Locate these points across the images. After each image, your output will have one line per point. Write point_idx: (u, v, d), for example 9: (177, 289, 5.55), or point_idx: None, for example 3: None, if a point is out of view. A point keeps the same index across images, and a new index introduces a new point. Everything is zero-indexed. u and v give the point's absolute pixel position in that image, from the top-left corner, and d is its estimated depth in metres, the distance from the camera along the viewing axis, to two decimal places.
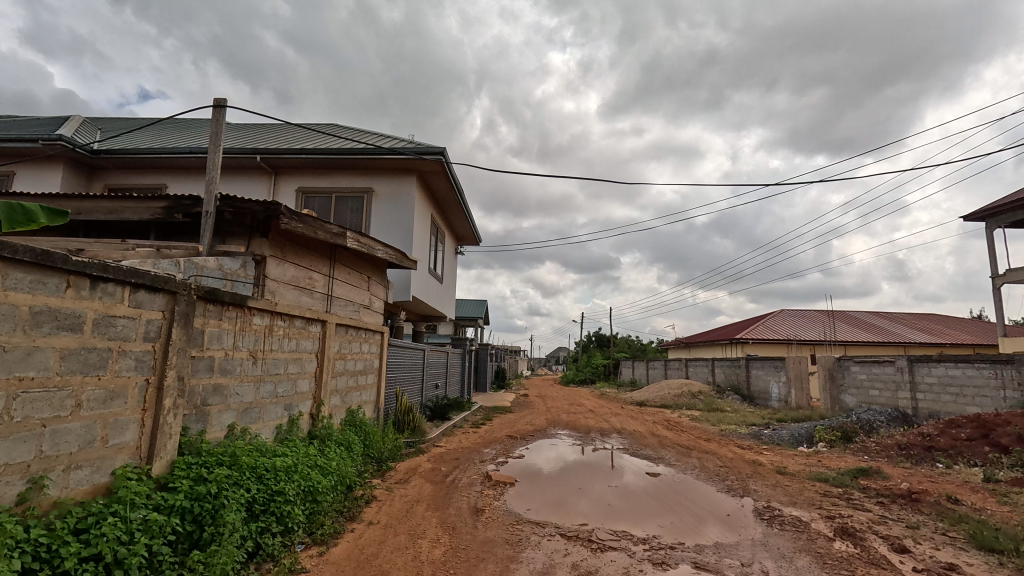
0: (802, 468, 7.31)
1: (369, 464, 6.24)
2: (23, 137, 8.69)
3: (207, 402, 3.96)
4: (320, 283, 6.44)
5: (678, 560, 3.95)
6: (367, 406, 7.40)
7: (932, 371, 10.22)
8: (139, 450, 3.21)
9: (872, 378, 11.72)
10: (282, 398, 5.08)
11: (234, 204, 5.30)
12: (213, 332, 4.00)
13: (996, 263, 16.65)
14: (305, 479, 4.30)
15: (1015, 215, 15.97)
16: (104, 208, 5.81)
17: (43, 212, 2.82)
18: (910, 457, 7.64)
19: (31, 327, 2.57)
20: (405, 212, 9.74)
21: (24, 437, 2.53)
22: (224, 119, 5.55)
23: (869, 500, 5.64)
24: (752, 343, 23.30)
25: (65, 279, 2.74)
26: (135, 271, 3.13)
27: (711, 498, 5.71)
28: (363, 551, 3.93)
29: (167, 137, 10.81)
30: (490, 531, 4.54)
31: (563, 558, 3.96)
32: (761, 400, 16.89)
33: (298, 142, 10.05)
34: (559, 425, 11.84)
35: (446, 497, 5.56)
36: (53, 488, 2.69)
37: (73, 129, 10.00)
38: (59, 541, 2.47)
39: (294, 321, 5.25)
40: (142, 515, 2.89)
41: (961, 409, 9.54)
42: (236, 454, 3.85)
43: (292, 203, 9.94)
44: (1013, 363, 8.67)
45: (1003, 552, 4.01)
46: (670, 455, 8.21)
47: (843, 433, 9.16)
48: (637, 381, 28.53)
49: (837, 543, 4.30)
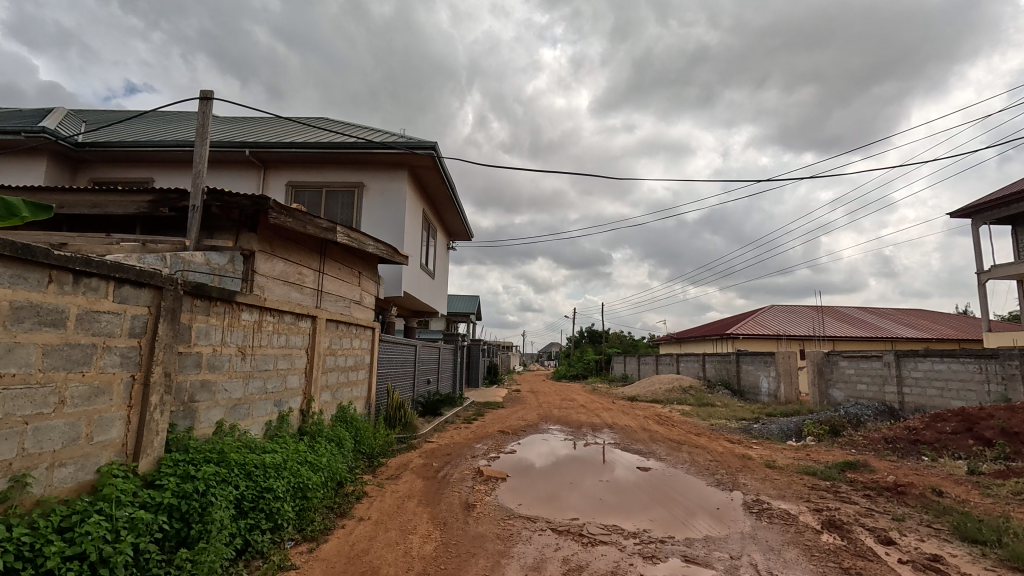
0: (791, 462, 7.38)
1: (360, 460, 6.22)
2: (3, 129, 8.48)
3: (194, 398, 3.91)
4: (310, 279, 6.39)
5: (667, 554, 3.97)
6: (358, 402, 7.38)
7: (918, 365, 10.35)
8: (124, 447, 3.16)
9: (859, 373, 11.85)
10: (272, 394, 5.04)
11: (222, 199, 5.24)
12: (200, 328, 3.95)
13: (980, 259, 16.91)
14: (295, 475, 4.27)
15: (998, 212, 16.21)
16: (88, 202, 5.70)
17: (26, 206, 2.77)
18: (897, 451, 7.77)
19: (11, 323, 2.51)
20: (395, 206, 9.66)
21: (6, 435, 2.48)
22: (211, 112, 5.46)
23: (856, 493, 5.72)
24: (743, 339, 23.46)
25: (46, 273, 2.68)
26: (119, 266, 3.08)
27: (701, 492, 5.76)
28: (354, 548, 3.91)
29: (152, 130, 10.60)
30: (481, 526, 4.54)
31: (554, 552, 3.97)
32: (751, 394, 17.05)
33: (287, 135, 9.93)
34: (551, 420, 11.85)
35: (437, 493, 5.54)
36: (36, 486, 2.65)
37: (57, 121, 9.80)
38: (42, 540, 2.42)
39: (283, 316, 5.20)
40: (128, 513, 2.85)
41: (946, 403, 9.69)
42: (225, 451, 3.80)
43: (282, 197, 9.84)
44: (997, 358, 8.82)
45: (985, 543, 4.09)
46: (660, 450, 8.26)
47: (831, 428, 9.28)
48: (629, 377, 28.64)
49: (824, 535, 4.35)
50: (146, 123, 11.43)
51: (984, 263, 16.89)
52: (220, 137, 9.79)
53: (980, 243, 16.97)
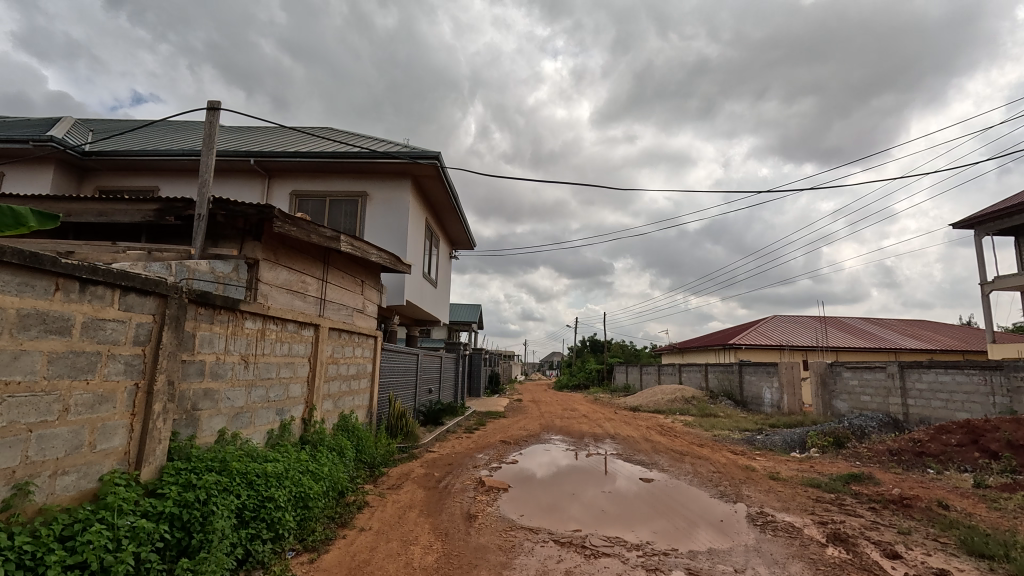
0: (795, 473, 7.33)
1: (361, 470, 6.20)
2: (13, 138, 8.59)
3: (197, 406, 3.92)
4: (313, 287, 6.42)
5: (671, 566, 3.94)
6: (360, 410, 7.35)
7: (922, 377, 10.29)
8: (126, 455, 3.16)
9: (863, 384, 11.80)
10: (274, 403, 5.03)
11: (227, 207, 5.27)
12: (205, 336, 3.96)
13: (983, 271, 16.87)
14: (296, 485, 4.25)
15: (1001, 224, 16.19)
16: (94, 211, 5.75)
17: (32, 215, 2.78)
18: (901, 463, 7.71)
19: (18, 331, 2.53)
20: (398, 215, 9.72)
21: (9, 443, 2.49)
22: (218, 122, 5.51)
23: (861, 506, 5.67)
24: (745, 349, 23.38)
25: (53, 281, 2.70)
26: (125, 274, 3.09)
27: (703, 503, 5.72)
28: (355, 558, 3.89)
29: (159, 139, 10.70)
30: (483, 537, 4.51)
31: (556, 564, 3.94)
32: (753, 405, 16.97)
33: (292, 145, 10.01)
34: (553, 430, 11.80)
35: (439, 503, 5.51)
36: (38, 494, 2.64)
37: (65, 130, 9.91)
38: (43, 549, 2.41)
39: (286, 325, 5.22)
40: (130, 522, 2.86)
41: (951, 414, 9.63)
42: (226, 460, 3.80)
43: (285, 206, 9.90)
44: (1002, 370, 8.77)
45: (993, 558, 4.03)
46: (662, 460, 8.22)
47: (835, 439, 9.22)
48: (631, 386, 28.58)
49: (829, 548, 4.31)
50: (153, 132, 11.59)
51: (987, 274, 16.85)
52: (225, 146, 9.88)
53: (983, 254, 16.93)
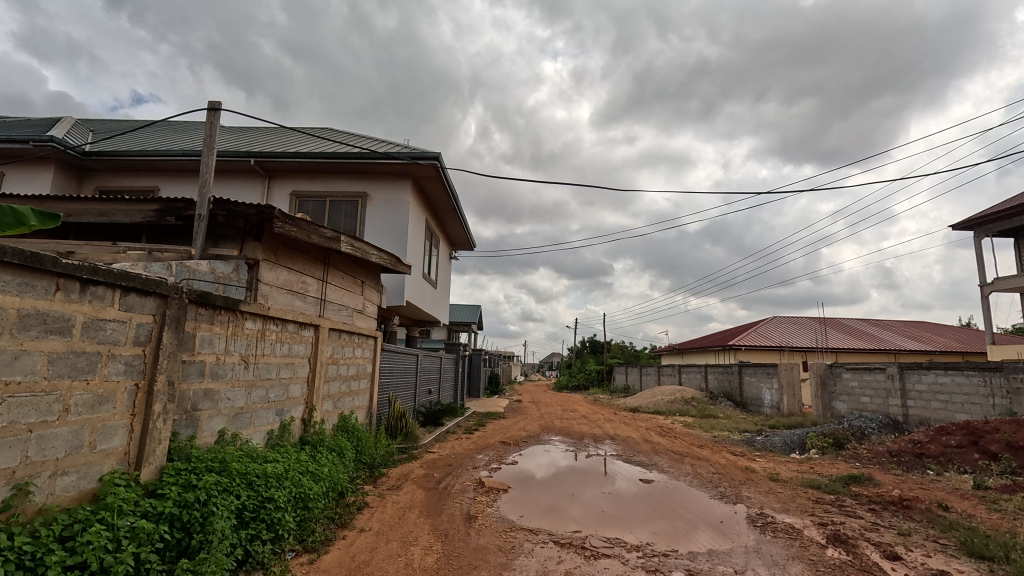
0: (794, 475, 7.33)
1: (361, 470, 6.20)
2: (14, 138, 8.59)
3: (197, 406, 3.91)
4: (313, 287, 6.42)
5: (671, 568, 3.93)
6: (360, 411, 7.35)
7: (922, 378, 10.29)
8: (126, 455, 3.16)
9: (863, 385, 11.80)
10: (274, 403, 5.03)
11: (227, 208, 5.27)
12: (205, 336, 3.96)
13: (982, 272, 16.88)
14: (296, 485, 4.25)
15: (1001, 226, 16.20)
16: (94, 211, 5.74)
17: (33, 214, 2.79)
18: (901, 464, 7.71)
19: (19, 331, 2.53)
20: (398, 215, 9.72)
21: (9, 443, 2.49)
22: (218, 122, 5.52)
23: (861, 507, 5.67)
24: (745, 350, 23.37)
25: (53, 281, 2.70)
26: (126, 274, 3.09)
27: (703, 504, 5.73)
28: (355, 558, 3.89)
29: (159, 139, 10.70)
30: (482, 538, 4.50)
31: (556, 565, 3.94)
32: (753, 406, 16.97)
33: (292, 145, 10.01)
34: (553, 431, 11.80)
35: (439, 503, 5.51)
36: (38, 494, 2.64)
37: (65, 130, 9.91)
38: (43, 549, 2.41)
39: (286, 325, 5.22)
40: (129, 522, 2.85)
41: (950, 416, 9.63)
42: (226, 460, 3.80)
43: (286, 206, 9.90)
44: (1002, 371, 8.77)
45: (993, 559, 4.03)
46: (662, 461, 8.22)
47: (835, 440, 9.22)
48: (631, 387, 28.56)
49: (829, 550, 4.31)
50: (154, 133, 11.59)
51: (986, 275, 16.86)
52: (225, 146, 9.88)
53: (982, 255, 16.94)
